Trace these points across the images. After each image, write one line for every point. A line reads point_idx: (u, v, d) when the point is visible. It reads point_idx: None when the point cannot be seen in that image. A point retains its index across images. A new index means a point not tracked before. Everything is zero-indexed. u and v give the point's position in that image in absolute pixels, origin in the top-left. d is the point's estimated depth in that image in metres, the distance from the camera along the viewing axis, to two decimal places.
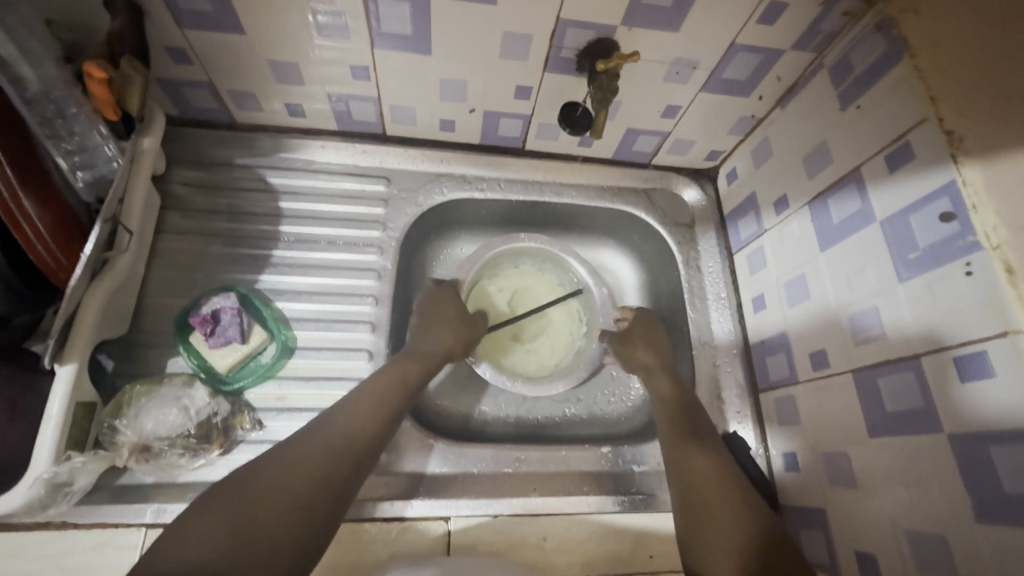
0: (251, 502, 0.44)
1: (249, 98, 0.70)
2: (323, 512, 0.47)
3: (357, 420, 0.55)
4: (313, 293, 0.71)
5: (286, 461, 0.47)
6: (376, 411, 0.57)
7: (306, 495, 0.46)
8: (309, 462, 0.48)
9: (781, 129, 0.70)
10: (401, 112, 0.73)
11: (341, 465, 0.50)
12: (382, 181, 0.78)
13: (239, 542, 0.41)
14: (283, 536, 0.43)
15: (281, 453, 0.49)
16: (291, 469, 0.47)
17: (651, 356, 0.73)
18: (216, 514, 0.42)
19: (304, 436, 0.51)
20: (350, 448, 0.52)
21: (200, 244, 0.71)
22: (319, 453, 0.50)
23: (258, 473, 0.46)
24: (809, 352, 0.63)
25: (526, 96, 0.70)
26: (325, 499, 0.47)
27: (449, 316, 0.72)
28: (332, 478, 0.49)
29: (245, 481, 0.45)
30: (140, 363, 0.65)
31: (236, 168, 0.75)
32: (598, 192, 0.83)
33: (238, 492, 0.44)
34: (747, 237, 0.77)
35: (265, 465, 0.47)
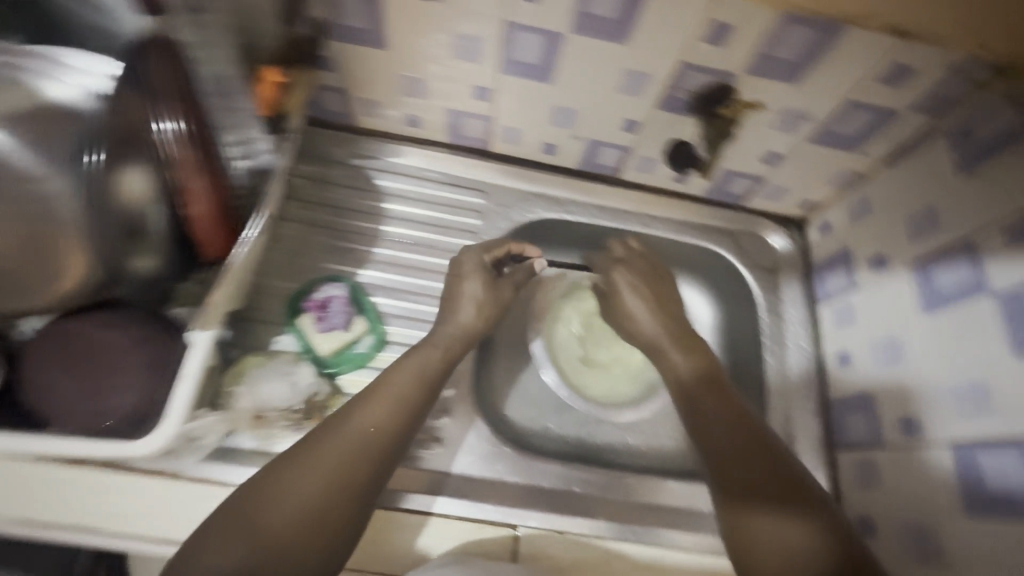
0: (269, 509, 0.48)
1: (375, 106, 0.75)
2: (342, 513, 0.51)
3: (376, 418, 0.56)
4: (408, 293, 0.76)
5: (302, 471, 0.50)
6: (398, 408, 0.57)
7: (322, 506, 0.50)
8: (325, 471, 0.51)
9: (885, 188, 0.69)
10: (509, 132, 0.77)
11: (360, 468, 0.53)
12: (480, 195, 0.82)
13: (258, 548, 0.46)
14: (302, 543, 0.48)
15: (299, 460, 0.51)
16: (306, 480, 0.50)
17: (648, 317, 0.70)
18: (239, 524, 0.47)
19: (321, 437, 0.53)
20: (367, 451, 0.54)
21: (312, 234, 0.77)
22: (335, 458, 0.52)
23: (275, 483, 0.50)
24: (898, 416, 0.62)
25: (633, 130, 0.72)
26: (343, 503, 0.51)
27: (473, 296, 0.68)
28: (349, 483, 0.51)
29: (268, 486, 0.50)
30: (248, 337, 0.69)
31: (350, 168, 0.81)
32: (684, 228, 0.85)
33: (262, 497, 0.49)
34: (836, 290, 0.76)
35: (283, 473, 0.50)
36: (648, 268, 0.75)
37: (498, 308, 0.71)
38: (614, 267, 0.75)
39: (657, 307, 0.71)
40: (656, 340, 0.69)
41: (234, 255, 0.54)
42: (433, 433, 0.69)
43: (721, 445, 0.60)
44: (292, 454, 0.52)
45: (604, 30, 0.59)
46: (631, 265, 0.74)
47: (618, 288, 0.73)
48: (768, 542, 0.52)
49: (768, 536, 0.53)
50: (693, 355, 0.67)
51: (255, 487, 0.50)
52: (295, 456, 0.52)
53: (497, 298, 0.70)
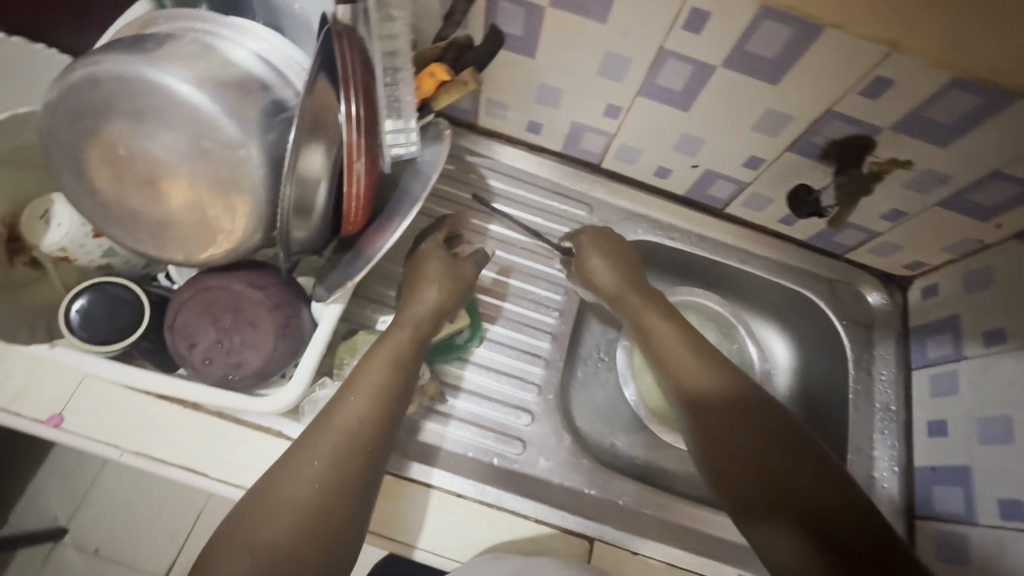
0: (266, 519, 0.49)
1: (502, 108, 0.78)
2: (342, 509, 0.51)
3: (359, 410, 0.56)
4: (505, 293, 0.78)
5: (291, 478, 0.51)
6: (380, 397, 0.58)
7: (319, 506, 0.50)
8: (315, 472, 0.52)
9: (1010, 262, 0.68)
10: (626, 151, 0.78)
11: (352, 463, 0.53)
12: (584, 208, 0.84)
13: (261, 559, 0.46)
14: (308, 549, 0.48)
15: (284, 470, 0.52)
16: (295, 486, 0.51)
17: (608, 277, 0.73)
18: (238, 546, 0.47)
19: (302, 443, 0.54)
20: (354, 444, 0.54)
21: (420, 222, 0.80)
22: (321, 459, 0.53)
23: (266, 498, 0.50)
24: (997, 498, 0.61)
25: (755, 166, 0.72)
26: (342, 499, 0.51)
27: (437, 275, 0.67)
28: (344, 478, 0.52)
29: (263, 496, 0.50)
30: (355, 313, 0.72)
31: (464, 164, 0.83)
32: (781, 270, 0.85)
33: (259, 510, 0.49)
34: (937, 357, 0.75)
35: (270, 485, 0.51)
36: (613, 237, 0.76)
37: (463, 285, 0.69)
38: (584, 230, 0.77)
39: (620, 266, 0.74)
40: (616, 293, 0.73)
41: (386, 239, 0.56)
42: (517, 433, 0.71)
43: (726, 461, 0.58)
44: (279, 467, 0.53)
45: (756, 69, 0.59)
46: (599, 230, 0.77)
47: (584, 252, 0.75)
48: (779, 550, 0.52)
49: (778, 551, 0.52)
50: (703, 360, 0.64)
51: (246, 506, 0.50)
52: (281, 467, 0.52)
53: (461, 274, 0.69)
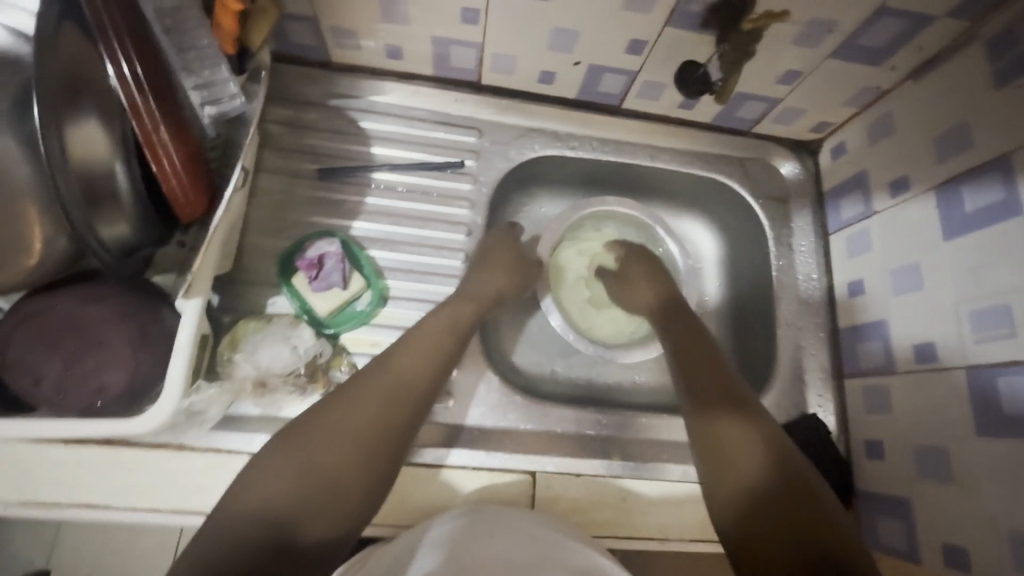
0: (317, 447, 0.49)
1: (350, 36, 0.67)
2: (385, 453, 0.51)
3: (416, 364, 0.57)
4: (405, 244, 0.71)
5: (346, 413, 0.51)
6: (428, 357, 0.58)
7: (367, 443, 0.50)
8: (365, 414, 0.51)
9: (909, 105, 0.65)
10: (501, 60, 0.70)
11: (400, 411, 0.54)
12: (473, 132, 0.76)
13: (302, 482, 0.46)
14: (344, 487, 0.48)
15: (335, 403, 0.52)
16: (340, 421, 0.50)
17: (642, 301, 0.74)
18: (284, 463, 0.47)
19: (360, 384, 0.54)
20: (402, 394, 0.54)
21: (293, 186, 0.72)
22: (376, 398, 0.53)
23: (319, 428, 0.50)
24: (912, 343, 0.62)
25: (638, 51, 0.66)
26: (384, 444, 0.51)
27: (510, 263, 0.70)
28: (389, 425, 0.52)
29: (314, 423, 0.50)
30: (241, 300, 0.66)
31: (328, 110, 0.74)
32: (691, 158, 0.81)
33: (311, 439, 0.49)
34: (850, 218, 0.73)
35: (324, 414, 0.51)
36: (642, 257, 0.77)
37: (523, 279, 0.72)
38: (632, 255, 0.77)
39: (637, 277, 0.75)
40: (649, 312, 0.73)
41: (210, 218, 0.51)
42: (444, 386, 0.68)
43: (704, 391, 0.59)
44: (336, 396, 0.53)
45: None
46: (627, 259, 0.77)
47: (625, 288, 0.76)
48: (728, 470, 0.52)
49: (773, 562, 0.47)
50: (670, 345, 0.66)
51: (295, 431, 0.50)
52: (339, 400, 0.52)
53: (527, 272, 0.73)
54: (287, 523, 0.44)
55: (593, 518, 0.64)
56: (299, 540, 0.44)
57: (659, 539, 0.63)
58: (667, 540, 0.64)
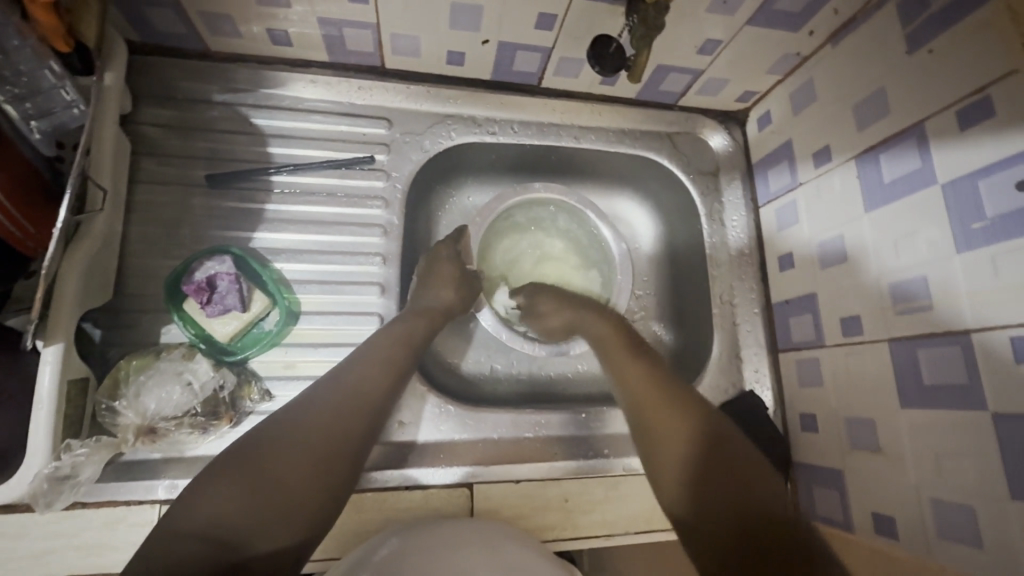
0: (272, 461, 0.43)
1: (224, 21, 0.59)
2: (343, 471, 0.46)
3: (369, 376, 0.52)
4: (316, 252, 0.65)
5: (300, 426, 0.46)
6: (388, 366, 0.54)
7: (325, 456, 0.45)
8: (324, 427, 0.46)
9: (829, 71, 0.62)
10: (402, 41, 0.63)
11: (357, 423, 0.48)
12: (382, 123, 0.70)
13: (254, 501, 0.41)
14: (296, 505, 0.43)
15: (293, 413, 0.47)
16: (295, 434, 0.45)
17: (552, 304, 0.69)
18: (234, 477, 0.42)
19: (319, 395, 0.49)
20: (359, 406, 0.49)
21: (181, 196, 0.64)
22: (330, 410, 0.48)
23: (273, 441, 0.44)
24: (839, 317, 0.61)
25: (549, 26, 0.60)
26: (343, 458, 0.46)
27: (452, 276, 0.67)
28: (345, 439, 0.47)
29: (266, 438, 0.45)
30: (130, 332, 0.59)
31: (214, 106, 0.66)
32: (618, 135, 0.77)
33: (261, 454, 0.43)
34: (779, 189, 0.72)
35: (279, 429, 0.45)
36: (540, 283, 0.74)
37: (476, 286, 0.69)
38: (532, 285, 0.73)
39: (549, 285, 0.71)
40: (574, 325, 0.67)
41: (48, 251, 0.44)
42: None
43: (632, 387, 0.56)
44: (289, 410, 0.48)
45: None
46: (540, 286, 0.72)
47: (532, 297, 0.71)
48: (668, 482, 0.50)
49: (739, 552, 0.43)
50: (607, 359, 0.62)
51: (247, 446, 0.44)
52: (295, 412, 0.47)
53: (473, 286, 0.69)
54: (233, 542, 0.39)
55: (535, 522, 0.62)
56: (245, 564, 0.39)
57: (603, 536, 0.62)
58: (612, 535, 0.63)
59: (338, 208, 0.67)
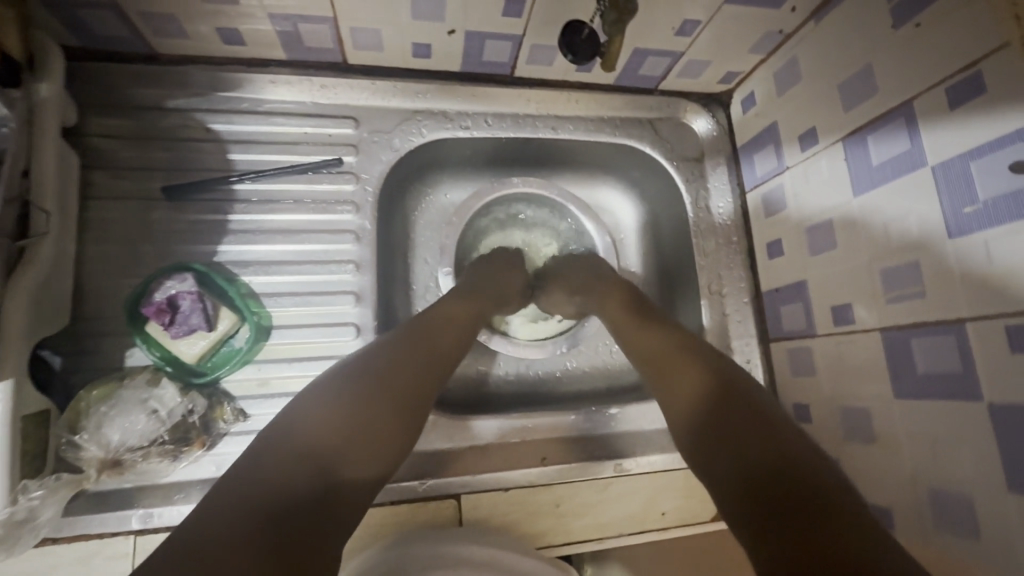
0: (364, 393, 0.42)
1: (169, 22, 0.55)
2: (421, 411, 0.45)
3: (441, 324, 0.51)
4: (286, 263, 0.63)
5: (389, 361, 0.45)
6: (457, 319, 0.53)
7: (407, 394, 0.44)
8: (405, 365, 0.45)
9: (814, 48, 0.59)
10: (363, 35, 0.59)
11: (434, 366, 0.47)
12: (349, 122, 0.66)
13: (350, 427, 0.39)
14: (381, 440, 0.41)
15: (375, 353, 0.46)
16: (383, 371, 0.44)
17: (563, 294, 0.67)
18: (333, 403, 0.40)
19: (396, 338, 0.48)
20: (435, 348, 0.48)
21: (139, 210, 0.61)
22: (410, 350, 0.47)
23: (365, 374, 0.43)
24: (830, 306, 0.59)
25: (517, 12, 0.57)
26: (421, 398, 0.45)
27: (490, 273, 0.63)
28: (424, 379, 0.46)
29: (356, 369, 0.43)
30: (93, 357, 0.57)
31: (168, 113, 0.62)
32: (597, 124, 0.74)
33: (351, 385, 0.42)
34: (764, 174, 0.69)
35: (368, 364, 0.44)
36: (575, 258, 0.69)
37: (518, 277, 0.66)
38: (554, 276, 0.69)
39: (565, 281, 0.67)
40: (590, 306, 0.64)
41: None
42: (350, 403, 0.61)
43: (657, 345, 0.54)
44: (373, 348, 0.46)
45: None
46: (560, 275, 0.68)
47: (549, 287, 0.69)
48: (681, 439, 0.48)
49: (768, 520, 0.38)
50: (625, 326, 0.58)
51: (336, 377, 0.43)
52: (381, 348, 0.46)
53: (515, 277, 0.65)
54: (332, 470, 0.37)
55: (526, 530, 0.60)
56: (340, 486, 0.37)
57: (597, 539, 0.61)
58: (606, 538, 0.61)
59: (307, 215, 0.64)
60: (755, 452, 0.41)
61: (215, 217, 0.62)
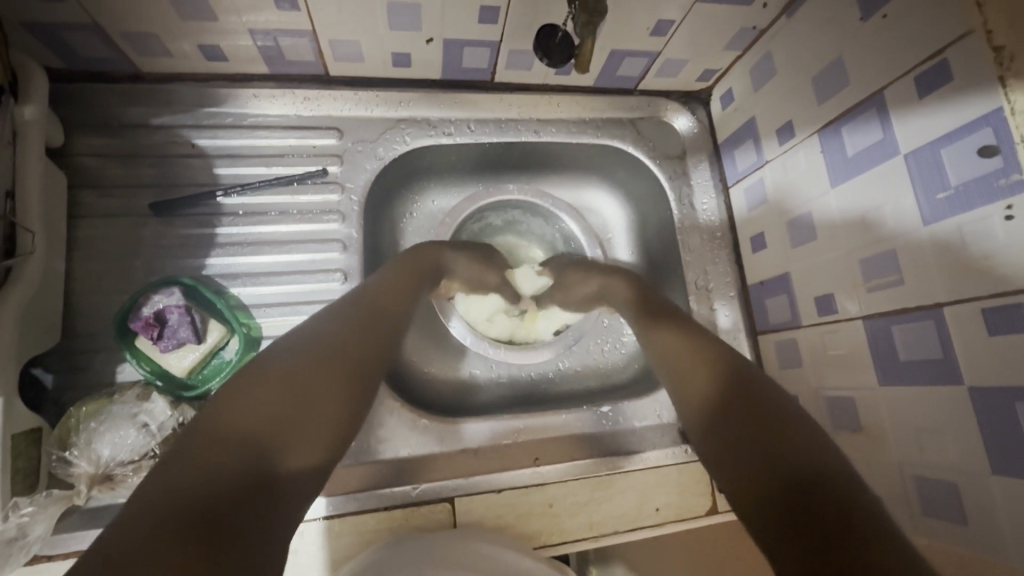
0: (299, 367, 0.39)
1: (152, 42, 0.56)
2: (362, 388, 0.42)
3: (381, 299, 0.49)
4: (274, 275, 0.63)
5: (323, 335, 0.42)
6: (397, 292, 0.51)
7: (346, 367, 0.41)
8: (341, 339, 0.43)
9: (788, 43, 0.60)
10: (343, 47, 0.60)
11: (373, 340, 0.45)
12: (333, 133, 0.67)
13: (287, 406, 0.37)
14: (320, 417, 0.38)
15: (317, 326, 0.44)
16: (326, 347, 0.41)
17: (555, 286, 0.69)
18: (267, 381, 0.37)
19: (331, 313, 0.45)
20: (373, 321, 0.46)
21: (126, 227, 0.62)
22: (346, 325, 0.44)
23: (299, 349, 0.41)
24: (813, 296, 0.60)
25: (493, 18, 0.58)
26: (360, 371, 0.42)
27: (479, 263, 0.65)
28: (363, 353, 0.44)
29: (286, 345, 0.41)
30: (85, 374, 0.58)
31: (154, 131, 0.63)
32: (579, 125, 0.75)
33: (286, 360, 0.39)
34: (745, 168, 0.70)
35: (302, 340, 0.41)
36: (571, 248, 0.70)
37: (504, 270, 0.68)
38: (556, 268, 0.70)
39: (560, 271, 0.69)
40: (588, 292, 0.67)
41: None
42: None
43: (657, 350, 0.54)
44: (309, 324, 0.44)
45: None
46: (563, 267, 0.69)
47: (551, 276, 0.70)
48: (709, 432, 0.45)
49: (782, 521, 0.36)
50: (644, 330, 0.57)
51: (269, 353, 0.40)
52: (316, 323, 0.44)
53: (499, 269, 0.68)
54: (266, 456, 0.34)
55: (520, 531, 0.61)
56: (275, 471, 0.34)
57: (591, 539, 0.61)
58: (600, 537, 0.61)
59: (294, 227, 0.65)
60: (763, 453, 0.39)
61: (202, 233, 0.63)
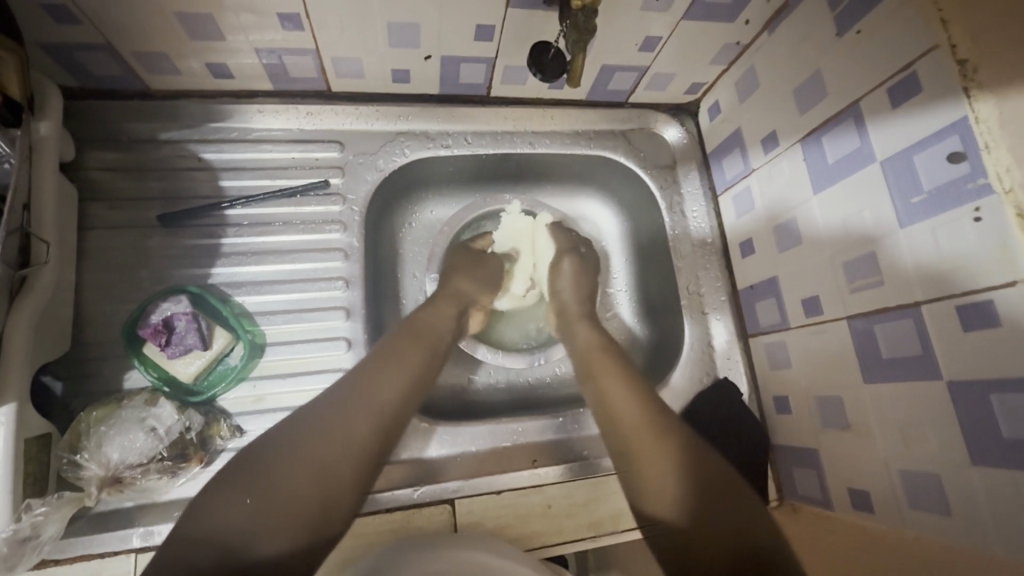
0: (279, 467, 0.44)
1: (162, 60, 0.58)
2: (349, 474, 0.46)
3: (375, 381, 0.52)
4: (278, 283, 0.65)
5: (310, 427, 0.47)
6: (392, 369, 0.54)
7: (329, 457, 0.46)
8: (328, 430, 0.47)
9: (770, 57, 0.63)
10: (345, 64, 0.63)
11: (362, 426, 0.49)
12: (335, 146, 0.69)
13: (262, 508, 0.42)
14: (297, 511, 0.43)
15: (307, 417, 0.48)
16: (305, 442, 0.46)
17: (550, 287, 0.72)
18: (246, 483, 0.43)
19: (323, 400, 0.50)
20: (362, 406, 0.50)
21: (134, 238, 0.63)
22: (334, 413, 0.48)
23: (284, 445, 0.46)
24: (800, 299, 0.62)
25: (489, 36, 0.60)
26: (346, 459, 0.46)
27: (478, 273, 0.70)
28: (349, 441, 0.47)
29: (276, 442, 0.46)
30: (93, 381, 0.59)
31: (161, 145, 0.65)
32: (572, 137, 0.77)
33: (269, 461, 0.45)
34: (733, 177, 0.73)
35: (290, 435, 0.47)
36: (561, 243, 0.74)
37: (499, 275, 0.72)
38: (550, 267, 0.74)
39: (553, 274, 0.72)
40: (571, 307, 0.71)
41: None
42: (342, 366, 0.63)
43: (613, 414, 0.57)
44: (304, 413, 0.49)
45: None
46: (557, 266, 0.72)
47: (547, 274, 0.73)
48: (661, 505, 0.50)
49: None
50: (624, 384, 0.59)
51: (259, 449, 0.46)
52: (306, 413, 0.49)
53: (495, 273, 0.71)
54: (237, 552, 0.40)
55: (520, 532, 0.62)
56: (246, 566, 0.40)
57: (590, 539, 0.62)
58: (598, 537, 0.63)
59: (297, 237, 0.67)
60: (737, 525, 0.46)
61: (208, 243, 0.65)
